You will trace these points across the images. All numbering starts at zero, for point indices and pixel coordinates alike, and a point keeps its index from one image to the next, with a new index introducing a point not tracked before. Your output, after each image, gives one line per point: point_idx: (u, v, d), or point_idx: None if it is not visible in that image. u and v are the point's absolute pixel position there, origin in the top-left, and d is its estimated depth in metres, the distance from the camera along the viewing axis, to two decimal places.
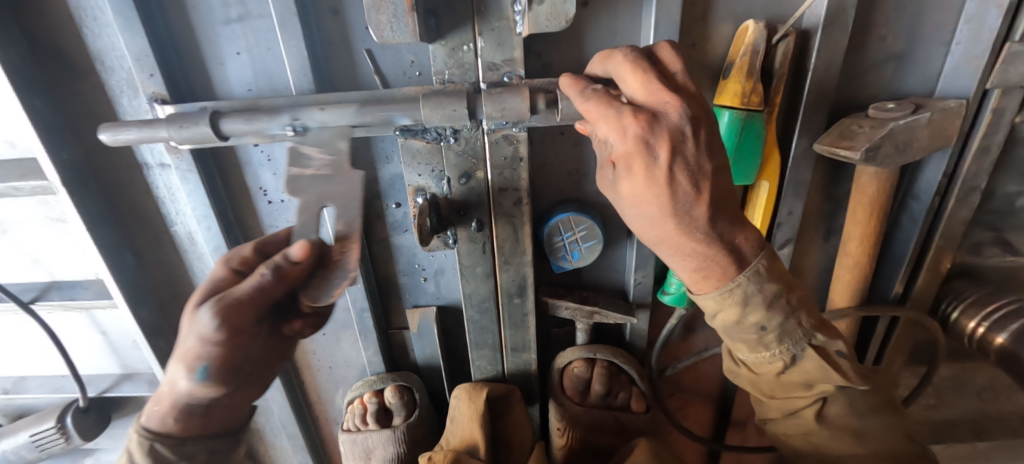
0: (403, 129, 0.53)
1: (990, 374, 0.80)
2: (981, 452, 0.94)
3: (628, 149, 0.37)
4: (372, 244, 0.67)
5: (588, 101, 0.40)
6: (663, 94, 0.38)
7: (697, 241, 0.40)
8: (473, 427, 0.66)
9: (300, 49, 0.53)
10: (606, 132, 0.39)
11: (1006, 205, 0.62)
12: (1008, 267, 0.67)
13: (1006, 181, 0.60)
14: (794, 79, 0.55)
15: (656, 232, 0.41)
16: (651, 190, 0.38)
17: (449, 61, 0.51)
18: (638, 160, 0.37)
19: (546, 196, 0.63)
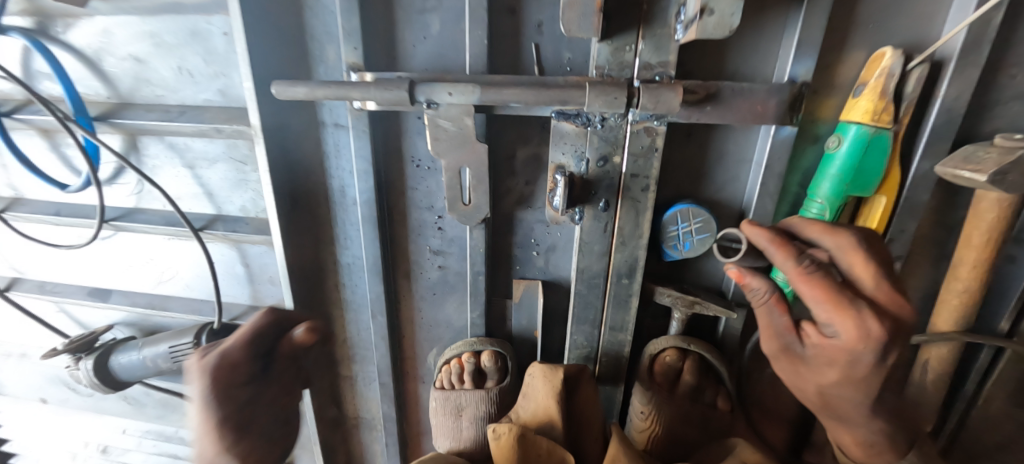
0: (559, 112, 0.62)
1: None
2: None
3: (858, 338, 0.47)
4: (496, 216, 0.75)
5: (818, 282, 0.47)
6: (891, 291, 0.48)
7: (854, 387, 0.52)
8: (549, 405, 0.71)
9: (482, 37, 0.63)
10: (843, 325, 0.47)
11: None
12: None
13: None
14: (922, 102, 0.59)
15: (802, 377, 0.55)
16: (842, 363, 0.50)
17: (611, 59, 0.60)
18: (858, 357, 0.48)
19: (666, 189, 0.69)
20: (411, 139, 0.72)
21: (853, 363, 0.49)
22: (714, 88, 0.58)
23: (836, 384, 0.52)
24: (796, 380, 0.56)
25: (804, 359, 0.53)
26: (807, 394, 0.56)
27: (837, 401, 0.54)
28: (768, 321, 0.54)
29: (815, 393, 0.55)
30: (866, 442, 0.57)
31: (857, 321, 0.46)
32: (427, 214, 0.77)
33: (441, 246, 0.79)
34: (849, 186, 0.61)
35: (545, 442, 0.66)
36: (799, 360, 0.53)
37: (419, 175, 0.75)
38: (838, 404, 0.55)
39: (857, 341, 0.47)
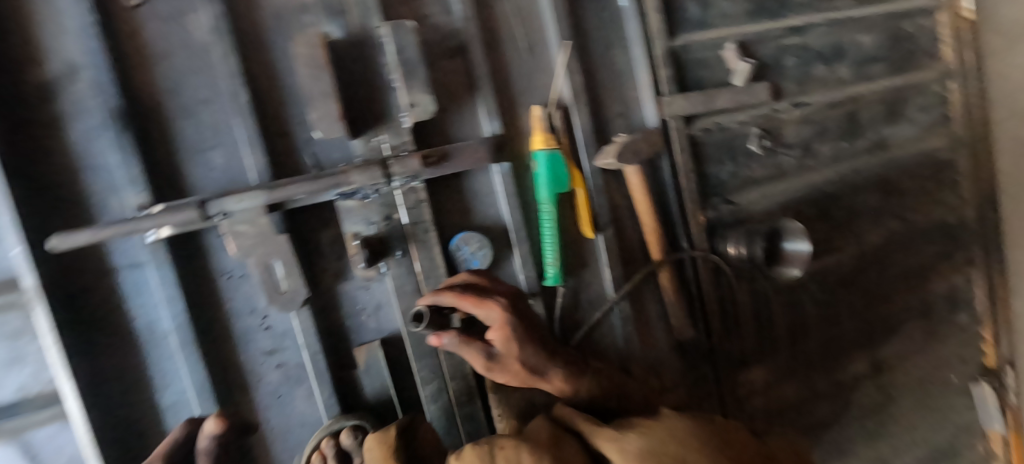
0: (341, 194, 0.78)
1: (805, 302, 1.10)
2: (847, 383, 1.16)
3: (503, 314, 0.67)
4: (318, 296, 0.84)
5: (466, 297, 0.68)
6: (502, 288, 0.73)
7: (527, 343, 0.69)
8: None
9: (261, 157, 0.78)
10: (492, 313, 0.67)
11: (718, 181, 1.03)
12: (736, 211, 1.04)
13: (710, 167, 1.02)
14: (570, 129, 0.94)
15: (506, 369, 0.70)
16: (512, 334, 0.68)
17: (366, 148, 0.81)
18: (512, 325, 0.68)
19: (447, 228, 0.88)
20: (219, 255, 0.79)
21: (514, 332, 0.68)
22: (444, 151, 0.83)
23: (520, 350, 0.69)
24: (505, 371, 0.70)
25: (499, 354, 0.69)
26: (516, 375, 0.71)
27: (530, 360, 0.70)
28: (469, 351, 0.69)
29: (519, 367, 0.70)
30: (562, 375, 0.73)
31: (495, 305, 0.67)
32: (251, 318, 0.82)
33: (273, 344, 0.83)
34: (556, 190, 0.89)
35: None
36: (499, 358, 0.69)
37: (233, 285, 0.80)
38: (533, 363, 0.70)
39: (503, 315, 0.67)
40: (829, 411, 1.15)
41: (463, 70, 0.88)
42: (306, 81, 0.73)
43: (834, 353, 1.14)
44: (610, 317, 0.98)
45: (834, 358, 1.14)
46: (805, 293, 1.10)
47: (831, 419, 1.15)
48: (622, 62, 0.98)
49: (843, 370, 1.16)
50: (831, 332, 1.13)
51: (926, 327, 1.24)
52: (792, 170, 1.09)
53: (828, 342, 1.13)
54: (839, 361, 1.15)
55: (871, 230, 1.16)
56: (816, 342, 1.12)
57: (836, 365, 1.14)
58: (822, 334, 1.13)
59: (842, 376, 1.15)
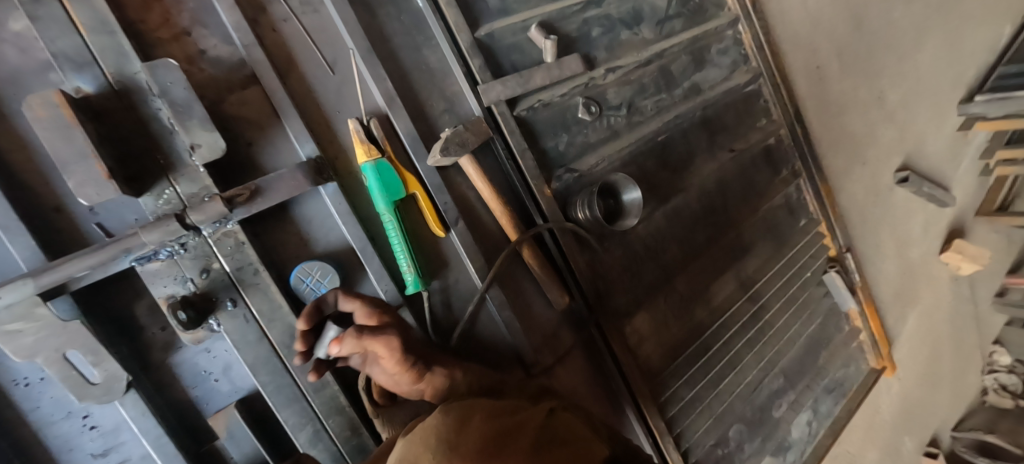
0: (138, 258, 0.70)
1: (664, 248, 1.19)
2: (721, 307, 1.27)
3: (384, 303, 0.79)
4: (148, 374, 0.76)
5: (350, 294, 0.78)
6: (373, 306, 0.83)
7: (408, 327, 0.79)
8: None
9: (29, 242, 0.68)
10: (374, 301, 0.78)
11: (556, 153, 1.07)
12: (582, 177, 1.10)
13: (545, 142, 1.06)
14: (395, 133, 0.92)
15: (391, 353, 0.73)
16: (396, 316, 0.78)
17: (160, 203, 0.74)
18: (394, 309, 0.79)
19: (284, 265, 0.83)
20: (4, 364, 0.66)
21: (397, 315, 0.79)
22: (255, 185, 0.76)
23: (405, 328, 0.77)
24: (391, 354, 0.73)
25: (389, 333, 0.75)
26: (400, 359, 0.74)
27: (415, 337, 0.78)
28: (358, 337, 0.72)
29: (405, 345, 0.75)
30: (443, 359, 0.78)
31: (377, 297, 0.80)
32: (69, 422, 0.72)
33: (107, 443, 0.74)
34: (390, 198, 0.87)
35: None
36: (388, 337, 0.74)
37: (32, 393, 0.69)
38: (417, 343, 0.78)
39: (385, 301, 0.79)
40: (714, 337, 1.24)
41: (260, 99, 0.83)
42: (53, 142, 0.64)
43: (701, 283, 1.24)
44: (485, 308, 0.97)
45: (703, 288, 1.25)
46: (662, 236, 1.18)
47: (717, 345, 1.24)
48: (434, 59, 0.97)
49: (713, 297, 1.26)
50: (694, 265, 1.23)
51: (772, 239, 1.40)
52: (623, 129, 1.17)
53: (694, 275, 1.23)
54: (709, 290, 1.25)
55: (706, 168, 1.28)
56: (683, 278, 1.21)
57: (706, 294, 1.25)
58: (686, 270, 1.22)
59: (714, 301, 1.26)
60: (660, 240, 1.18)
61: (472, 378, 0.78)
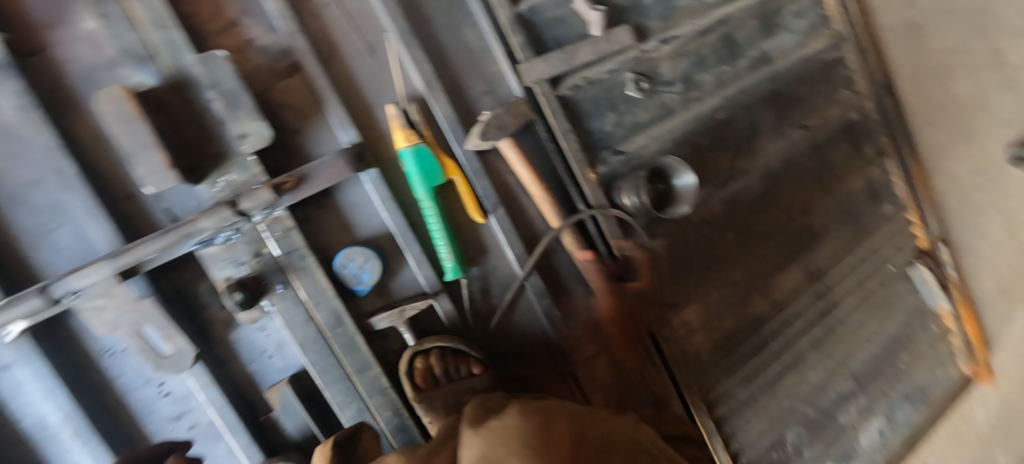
0: (199, 243, 0.75)
1: (721, 235, 1.10)
2: (781, 301, 1.16)
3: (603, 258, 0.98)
4: (211, 350, 0.82)
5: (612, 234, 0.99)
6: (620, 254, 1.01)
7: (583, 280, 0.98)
8: None
9: (107, 227, 0.75)
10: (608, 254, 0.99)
11: (602, 135, 1.01)
12: (630, 160, 1.03)
13: (591, 123, 1.00)
14: (434, 118, 0.91)
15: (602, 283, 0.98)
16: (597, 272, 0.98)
17: (215, 190, 0.77)
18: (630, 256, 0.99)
19: (329, 250, 0.86)
20: (93, 336, 0.77)
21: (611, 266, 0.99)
22: (300, 173, 0.79)
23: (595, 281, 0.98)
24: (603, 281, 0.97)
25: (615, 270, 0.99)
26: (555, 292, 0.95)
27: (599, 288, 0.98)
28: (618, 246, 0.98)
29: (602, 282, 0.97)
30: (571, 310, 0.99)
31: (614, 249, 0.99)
32: (147, 389, 0.80)
33: (179, 408, 0.82)
34: (429, 184, 0.87)
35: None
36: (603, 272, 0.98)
37: (117, 362, 0.78)
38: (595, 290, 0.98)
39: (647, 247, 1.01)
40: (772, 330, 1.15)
41: (303, 86, 0.84)
42: (121, 134, 0.69)
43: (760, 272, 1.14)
44: (524, 295, 0.96)
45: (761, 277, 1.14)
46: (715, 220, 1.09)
47: (776, 338, 1.15)
48: (474, 39, 0.94)
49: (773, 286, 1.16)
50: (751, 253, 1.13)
51: (848, 227, 1.25)
52: (678, 107, 1.07)
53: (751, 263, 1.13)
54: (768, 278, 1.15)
55: (773, 148, 1.16)
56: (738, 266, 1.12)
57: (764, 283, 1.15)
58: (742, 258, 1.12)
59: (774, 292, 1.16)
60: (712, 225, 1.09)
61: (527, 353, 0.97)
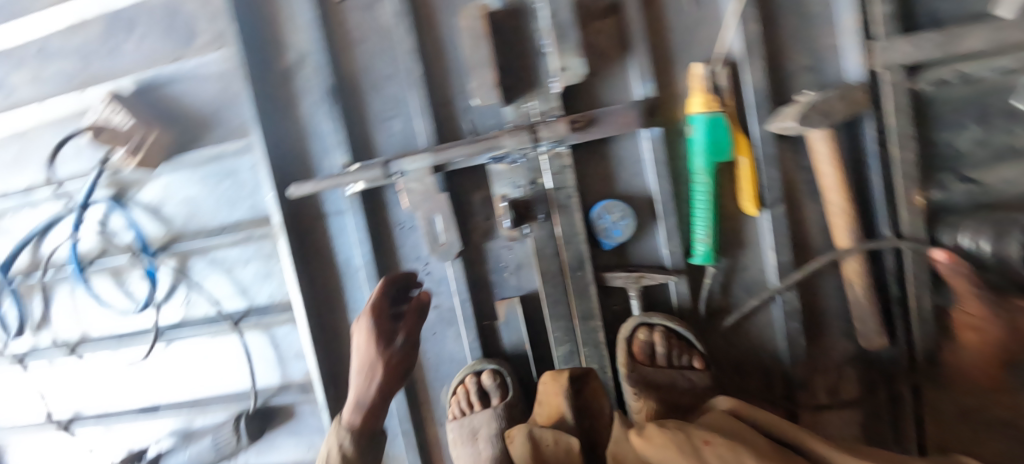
0: (494, 158, 0.85)
1: None
2: None
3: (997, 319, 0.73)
4: (470, 250, 0.94)
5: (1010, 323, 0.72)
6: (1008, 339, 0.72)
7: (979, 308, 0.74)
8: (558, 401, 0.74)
9: (430, 124, 0.90)
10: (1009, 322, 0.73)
11: (952, 151, 0.78)
12: (984, 195, 0.79)
13: (940, 133, 0.78)
14: (739, 88, 0.83)
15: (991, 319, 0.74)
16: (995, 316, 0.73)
17: (516, 115, 0.85)
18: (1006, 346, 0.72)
19: (589, 196, 0.88)
20: (393, 209, 0.95)
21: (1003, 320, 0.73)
22: (592, 116, 0.82)
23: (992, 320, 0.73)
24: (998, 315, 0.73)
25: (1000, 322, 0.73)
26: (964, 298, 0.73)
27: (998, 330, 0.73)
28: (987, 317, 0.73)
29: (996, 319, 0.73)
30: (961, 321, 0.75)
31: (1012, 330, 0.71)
32: (416, 263, 0.96)
33: (432, 287, 0.96)
34: (713, 158, 0.80)
35: (552, 430, 0.64)
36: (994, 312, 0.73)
37: (404, 235, 0.95)
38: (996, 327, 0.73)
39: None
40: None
41: (618, 30, 0.84)
42: (470, 50, 0.80)
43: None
44: (771, 307, 0.87)
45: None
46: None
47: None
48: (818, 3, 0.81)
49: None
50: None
51: None
52: None
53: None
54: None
55: None
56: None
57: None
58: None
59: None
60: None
61: (748, 364, 0.89)
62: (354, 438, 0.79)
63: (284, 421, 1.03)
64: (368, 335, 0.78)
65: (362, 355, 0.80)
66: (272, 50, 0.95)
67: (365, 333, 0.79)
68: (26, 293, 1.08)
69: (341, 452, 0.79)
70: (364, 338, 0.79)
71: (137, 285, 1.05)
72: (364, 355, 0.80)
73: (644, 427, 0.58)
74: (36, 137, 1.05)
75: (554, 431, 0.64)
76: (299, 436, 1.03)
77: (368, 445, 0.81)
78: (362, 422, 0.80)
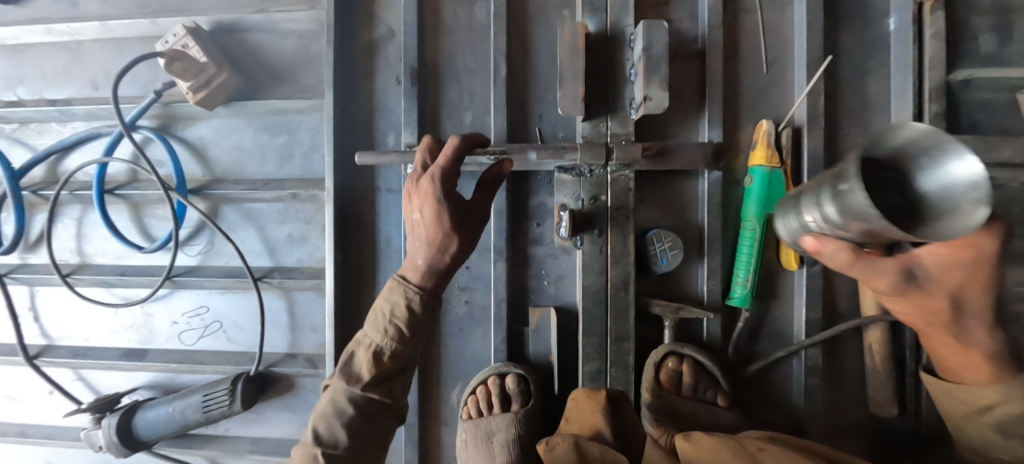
0: (560, 167, 0.89)
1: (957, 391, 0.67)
2: None
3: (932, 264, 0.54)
4: (515, 250, 0.95)
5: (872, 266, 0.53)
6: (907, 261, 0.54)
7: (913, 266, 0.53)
8: (594, 416, 0.75)
9: (502, 123, 0.92)
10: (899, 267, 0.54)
11: None
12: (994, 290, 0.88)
13: None
14: (796, 152, 0.90)
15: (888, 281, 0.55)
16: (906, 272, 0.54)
17: (591, 131, 0.89)
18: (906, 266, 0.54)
19: (642, 223, 0.92)
20: None
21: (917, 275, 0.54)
22: (662, 147, 0.86)
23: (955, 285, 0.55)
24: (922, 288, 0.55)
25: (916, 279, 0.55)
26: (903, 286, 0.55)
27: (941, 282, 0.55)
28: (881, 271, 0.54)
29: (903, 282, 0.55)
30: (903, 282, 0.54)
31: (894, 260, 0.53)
32: None
33: (468, 282, 0.95)
34: (768, 209, 0.85)
35: (599, 445, 0.64)
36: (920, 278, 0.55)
37: None
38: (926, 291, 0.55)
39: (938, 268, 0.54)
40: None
41: (697, 76, 0.91)
42: (564, 61, 0.84)
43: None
44: (793, 360, 0.90)
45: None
46: (972, 299, 0.57)
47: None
48: (873, 92, 0.92)
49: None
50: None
51: None
52: None
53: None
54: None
55: None
56: (999, 435, 0.56)
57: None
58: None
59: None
60: (977, 306, 0.57)
61: (766, 408, 0.92)
62: (421, 294, 0.67)
63: (282, 392, 0.98)
64: (439, 203, 0.65)
65: (435, 215, 0.66)
66: (363, 20, 0.97)
67: (432, 199, 0.65)
68: (32, 209, 1.02)
69: (408, 310, 0.66)
70: (430, 206, 0.65)
71: (159, 223, 1.00)
72: (433, 220, 0.66)
73: (691, 433, 0.59)
74: (88, 53, 1.00)
75: (602, 447, 0.64)
76: (296, 413, 0.99)
77: (432, 309, 0.69)
78: (434, 282, 0.68)
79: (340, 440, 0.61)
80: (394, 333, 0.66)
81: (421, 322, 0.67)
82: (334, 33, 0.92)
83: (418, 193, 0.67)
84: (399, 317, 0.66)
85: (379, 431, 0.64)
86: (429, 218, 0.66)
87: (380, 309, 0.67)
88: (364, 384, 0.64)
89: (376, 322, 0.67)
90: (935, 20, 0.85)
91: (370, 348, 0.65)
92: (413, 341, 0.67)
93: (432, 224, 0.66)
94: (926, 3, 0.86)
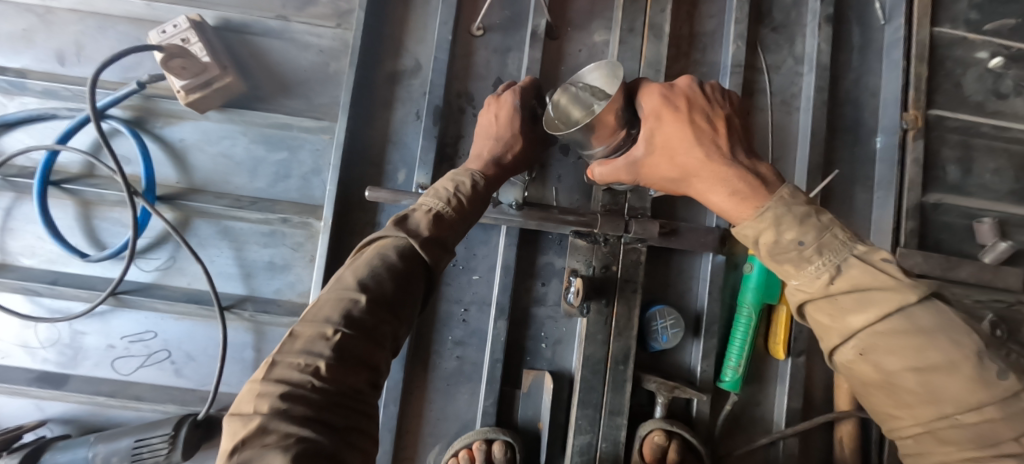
0: (577, 231, 0.87)
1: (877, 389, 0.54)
2: None
3: (648, 141, 0.62)
4: (517, 307, 0.91)
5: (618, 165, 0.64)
6: (642, 138, 0.62)
7: (665, 147, 0.62)
8: None
9: None
10: (681, 145, 0.61)
11: None
12: None
13: None
14: None
15: (667, 169, 0.62)
16: (665, 152, 0.62)
17: (609, 200, 0.88)
18: (660, 148, 0.62)
19: (645, 295, 0.93)
20: None
21: (659, 136, 0.62)
22: (676, 226, 0.87)
23: (674, 142, 0.61)
24: (666, 170, 0.63)
25: (643, 159, 0.63)
26: (664, 173, 0.63)
27: (686, 162, 0.61)
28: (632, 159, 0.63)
29: (670, 168, 0.62)
30: (701, 173, 0.60)
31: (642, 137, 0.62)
32: (455, 306, 0.90)
33: (462, 336, 0.90)
34: (765, 298, 0.87)
35: None
36: (642, 161, 0.63)
37: (454, 274, 0.91)
38: (682, 158, 0.61)
39: (651, 140, 0.62)
40: (899, 427, 0.52)
41: None
42: None
43: (867, 294, 0.50)
44: (770, 446, 0.93)
45: (850, 301, 0.51)
46: (710, 142, 0.60)
47: None
48: (859, 201, 1.01)
49: (941, 343, 0.47)
50: (834, 235, 0.52)
51: None
52: None
53: (827, 271, 0.51)
54: (870, 309, 0.49)
55: None
56: (774, 263, 0.56)
57: (854, 320, 0.50)
58: (789, 249, 0.53)
59: (962, 368, 0.46)
60: (711, 149, 0.60)
61: None
62: (487, 178, 0.71)
63: None
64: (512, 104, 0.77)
65: (504, 117, 0.77)
66: (388, 49, 0.92)
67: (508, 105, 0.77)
68: None
69: (472, 186, 0.69)
70: (506, 111, 0.77)
71: (112, 228, 0.87)
72: (499, 120, 0.77)
73: None
74: (58, 22, 0.87)
75: None
76: None
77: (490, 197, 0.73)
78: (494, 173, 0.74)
79: (384, 287, 0.53)
80: (458, 204, 0.66)
81: (480, 199, 0.70)
82: (358, 57, 0.86)
83: (497, 104, 0.78)
84: (457, 188, 0.68)
85: (414, 292, 0.56)
86: (499, 122, 0.77)
87: (444, 186, 0.68)
88: (423, 239, 0.59)
89: (431, 192, 0.67)
90: (916, 147, 0.95)
91: (427, 209, 0.63)
92: (469, 213, 0.68)
93: (500, 121, 0.77)
94: (910, 131, 0.95)
